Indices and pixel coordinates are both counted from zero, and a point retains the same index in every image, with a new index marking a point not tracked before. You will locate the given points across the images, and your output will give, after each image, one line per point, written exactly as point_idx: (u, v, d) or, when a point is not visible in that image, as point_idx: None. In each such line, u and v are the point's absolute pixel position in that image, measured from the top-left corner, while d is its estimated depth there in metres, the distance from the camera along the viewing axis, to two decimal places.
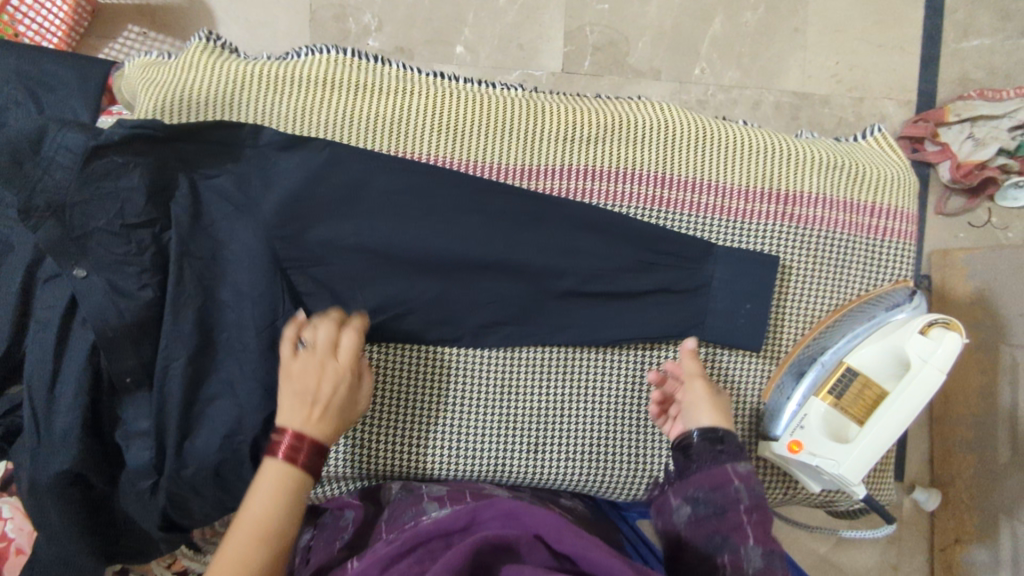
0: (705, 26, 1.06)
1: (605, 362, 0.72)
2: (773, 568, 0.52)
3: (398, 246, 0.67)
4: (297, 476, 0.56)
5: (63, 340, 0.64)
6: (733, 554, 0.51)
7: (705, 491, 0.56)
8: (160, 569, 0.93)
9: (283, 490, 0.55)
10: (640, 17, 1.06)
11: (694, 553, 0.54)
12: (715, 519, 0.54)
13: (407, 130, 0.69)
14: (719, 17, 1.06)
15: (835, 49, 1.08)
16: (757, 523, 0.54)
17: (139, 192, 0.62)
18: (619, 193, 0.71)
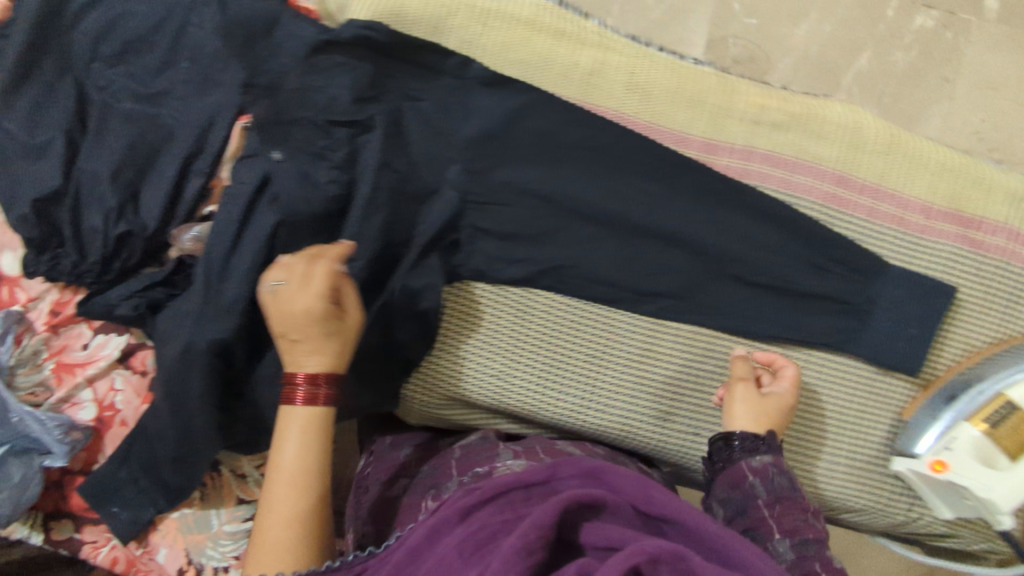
0: (851, 59, 1.05)
1: (752, 350, 0.71)
2: (810, 558, 0.54)
3: (572, 199, 0.68)
4: (316, 413, 0.60)
5: (247, 217, 0.66)
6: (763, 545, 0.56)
7: (728, 490, 0.60)
8: (250, 466, 0.88)
9: (307, 431, 0.60)
10: (786, 40, 1.06)
11: None
12: (739, 518, 0.58)
13: (602, 83, 0.70)
14: (867, 52, 1.05)
15: (981, 105, 1.04)
16: (782, 513, 0.56)
17: (348, 93, 0.65)
18: (796, 184, 0.70)
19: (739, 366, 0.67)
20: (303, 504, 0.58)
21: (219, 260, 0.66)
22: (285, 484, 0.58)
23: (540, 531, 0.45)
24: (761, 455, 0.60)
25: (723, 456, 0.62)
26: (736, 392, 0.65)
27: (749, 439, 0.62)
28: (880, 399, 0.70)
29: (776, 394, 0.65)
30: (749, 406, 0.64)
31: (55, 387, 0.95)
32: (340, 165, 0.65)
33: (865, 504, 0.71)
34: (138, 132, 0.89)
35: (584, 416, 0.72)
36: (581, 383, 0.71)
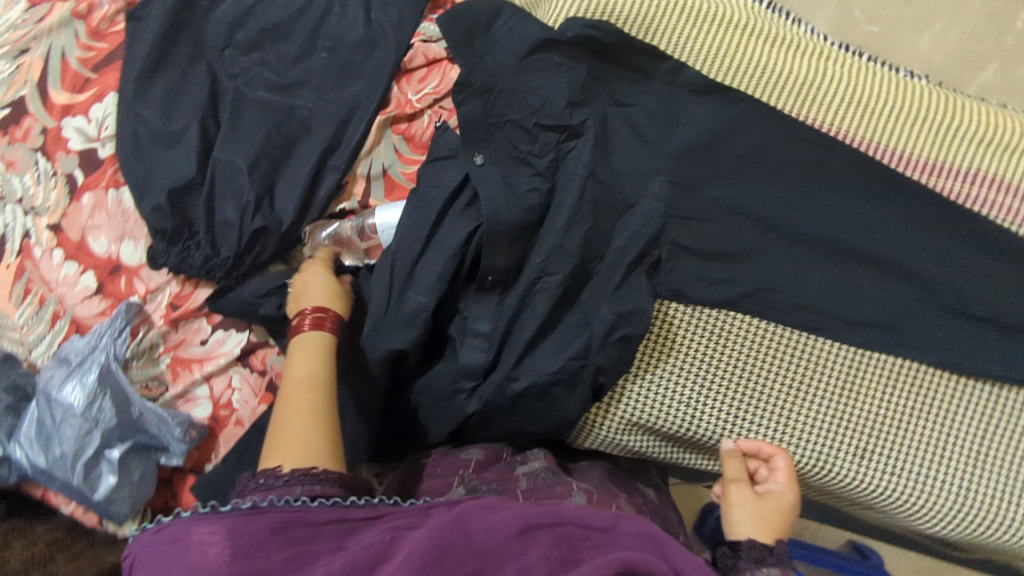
0: (974, 71, 0.97)
1: (961, 388, 0.66)
2: None
3: (783, 218, 0.64)
4: (324, 339, 0.68)
5: (440, 221, 0.62)
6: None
7: None
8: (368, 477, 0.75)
9: (319, 352, 0.67)
10: (909, 50, 0.98)
11: None
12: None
13: (819, 94, 0.66)
14: (993, 65, 0.97)
15: None
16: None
17: (563, 94, 0.61)
18: (1021, 212, 0.65)
19: (728, 460, 0.62)
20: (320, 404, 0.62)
21: (405, 264, 0.62)
22: (292, 388, 0.63)
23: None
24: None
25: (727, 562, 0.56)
26: (727, 489, 0.60)
27: (764, 553, 0.55)
28: None
29: (775, 487, 0.60)
30: (739, 510, 0.58)
31: (170, 383, 0.85)
32: (543, 172, 0.61)
33: None
34: (275, 123, 0.85)
35: (779, 452, 0.67)
36: (778, 416, 0.67)
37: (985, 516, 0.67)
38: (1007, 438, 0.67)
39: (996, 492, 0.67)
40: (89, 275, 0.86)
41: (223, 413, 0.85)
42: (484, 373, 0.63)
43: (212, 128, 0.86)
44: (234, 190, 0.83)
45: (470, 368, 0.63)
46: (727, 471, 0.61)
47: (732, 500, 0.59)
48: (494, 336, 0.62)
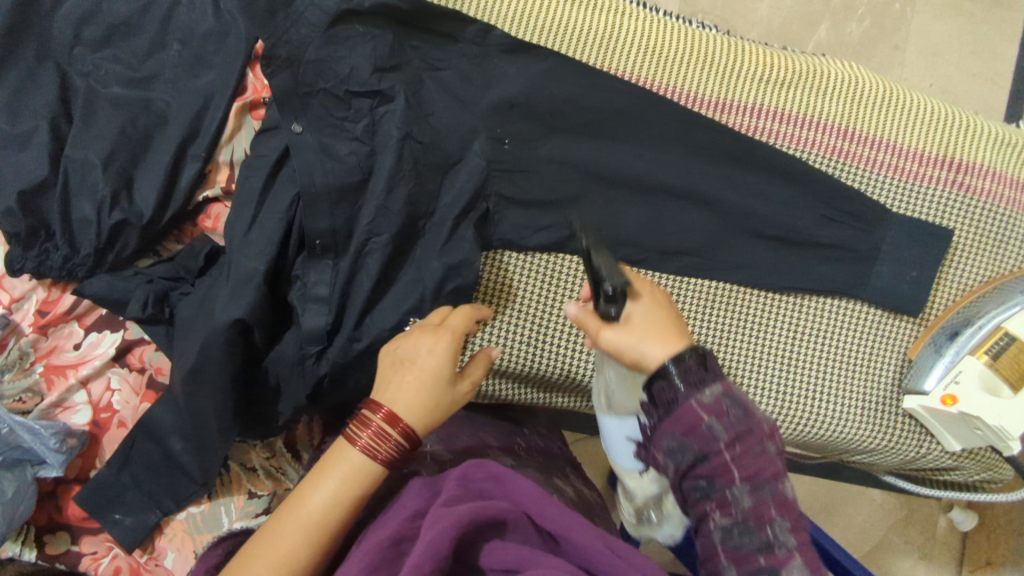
0: (812, 31, 1.13)
1: (767, 304, 0.75)
2: (766, 511, 0.48)
3: (596, 163, 0.71)
4: (374, 468, 0.56)
5: (268, 189, 0.66)
6: (718, 497, 0.50)
7: (678, 437, 0.51)
8: (260, 462, 0.86)
9: (358, 478, 0.55)
10: (751, 13, 1.14)
11: (687, 502, 0.52)
12: (699, 463, 0.51)
13: (619, 49, 0.73)
14: (826, 25, 1.13)
15: (930, 70, 1.14)
16: (744, 453, 0.50)
17: (369, 61, 0.65)
18: (802, 138, 0.74)
19: (467, 316, 0.65)
20: (345, 497, 0.54)
21: (240, 234, 0.66)
22: (337, 494, 0.54)
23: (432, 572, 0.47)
24: (713, 387, 0.52)
25: (665, 396, 0.53)
26: (442, 336, 0.62)
27: (693, 368, 0.53)
28: (884, 339, 0.76)
29: (626, 322, 0.56)
30: (632, 344, 0.55)
31: (46, 392, 0.87)
32: (361, 137, 0.66)
33: (877, 441, 0.75)
34: (129, 117, 0.82)
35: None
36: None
37: (799, 415, 0.75)
38: (813, 344, 0.75)
39: (807, 392, 0.75)
40: None
41: (107, 415, 0.87)
42: (327, 336, 0.67)
43: (63, 119, 0.84)
44: (89, 188, 0.81)
45: (313, 332, 0.66)
46: (588, 333, 0.58)
47: (616, 336, 0.56)
48: (332, 298, 0.66)
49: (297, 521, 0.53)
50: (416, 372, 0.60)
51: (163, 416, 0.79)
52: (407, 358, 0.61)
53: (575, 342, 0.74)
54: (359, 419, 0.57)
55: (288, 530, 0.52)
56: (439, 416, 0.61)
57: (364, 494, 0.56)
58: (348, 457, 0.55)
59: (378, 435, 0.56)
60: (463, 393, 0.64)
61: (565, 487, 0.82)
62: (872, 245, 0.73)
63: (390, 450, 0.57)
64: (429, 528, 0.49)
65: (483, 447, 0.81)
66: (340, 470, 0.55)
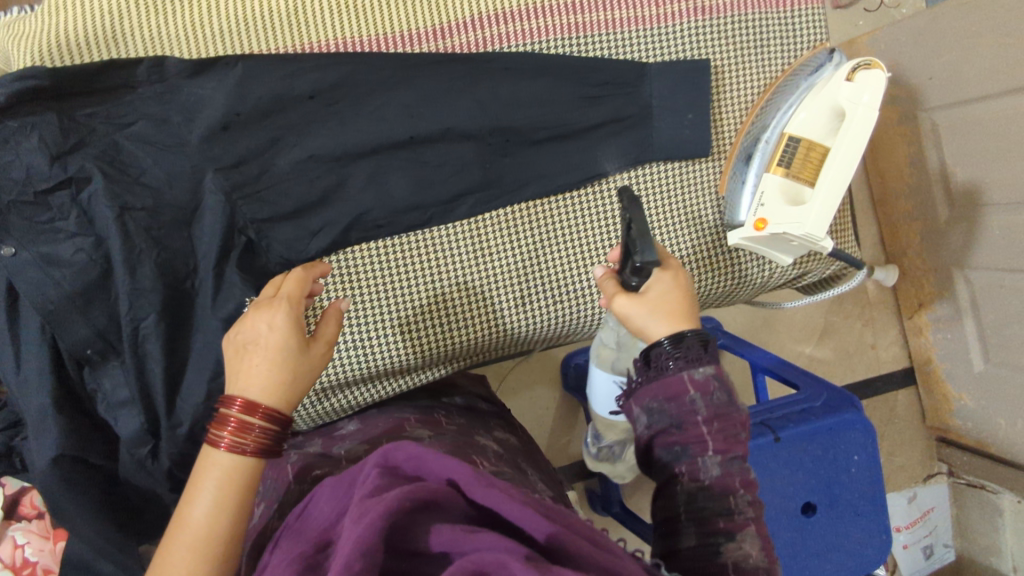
0: None
1: (568, 205, 0.74)
2: (731, 476, 0.50)
3: (340, 146, 0.66)
4: (249, 464, 0.52)
5: (16, 321, 0.62)
6: (689, 462, 0.51)
7: (660, 401, 0.52)
8: None
9: (234, 485, 0.51)
10: None
11: (654, 458, 0.53)
12: (672, 429, 0.52)
13: (310, 19, 0.67)
14: None
15: None
16: (721, 432, 0.51)
17: (40, 153, 0.59)
18: (536, 29, 0.70)
19: (297, 280, 0.61)
20: (229, 516, 0.49)
21: (12, 376, 0.62)
22: (218, 506, 0.49)
23: (366, 559, 0.37)
24: (705, 367, 0.52)
25: (659, 362, 0.54)
26: (278, 307, 0.58)
27: (693, 348, 0.53)
28: (690, 187, 0.75)
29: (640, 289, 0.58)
30: (641, 314, 0.57)
31: None
32: (79, 231, 0.61)
33: (721, 283, 0.77)
34: None
35: (453, 332, 0.74)
36: (428, 309, 0.73)
37: None
38: (627, 225, 0.75)
39: None
40: None
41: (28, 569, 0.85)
42: (150, 432, 0.65)
43: None
44: None
45: (135, 435, 0.65)
46: (604, 297, 0.60)
47: (628, 303, 0.57)
48: (135, 396, 0.64)
49: (185, 542, 0.48)
50: (263, 348, 0.55)
51: None
52: (251, 343, 0.56)
53: (399, 319, 0.72)
54: (216, 419, 0.52)
55: (177, 557, 0.47)
56: (303, 388, 0.57)
57: (244, 499, 0.51)
58: (215, 458, 0.50)
59: (241, 429, 0.51)
60: (322, 357, 0.59)
61: (488, 440, 0.72)
62: (642, 105, 0.71)
63: (259, 440, 0.52)
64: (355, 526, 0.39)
65: (398, 422, 0.72)
66: (212, 478, 0.50)
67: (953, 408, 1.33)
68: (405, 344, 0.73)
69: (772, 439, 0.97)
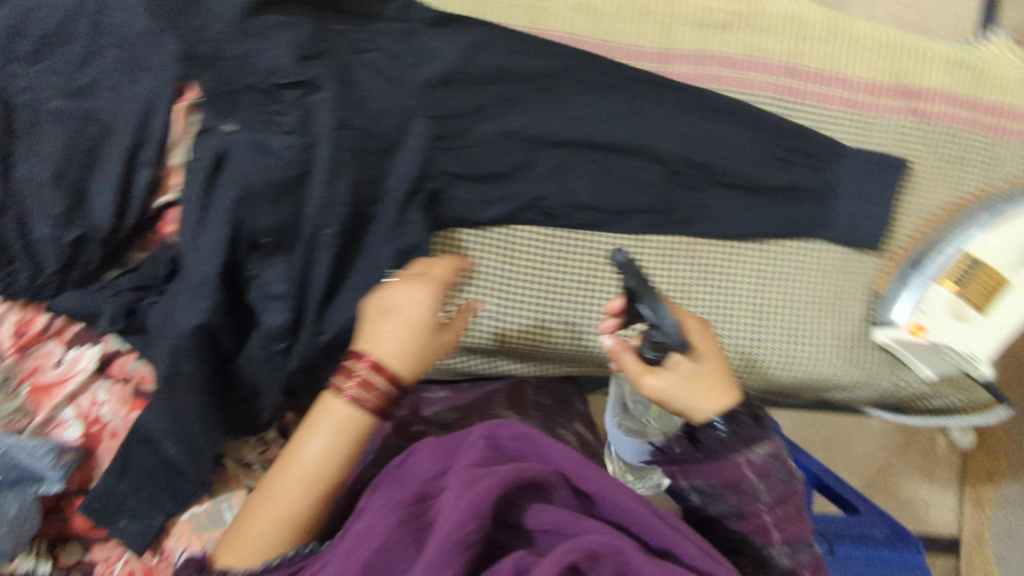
0: None
1: (729, 252, 0.74)
2: (799, 562, 0.56)
3: (544, 130, 0.69)
4: (362, 419, 0.57)
5: (209, 191, 0.64)
6: (753, 550, 0.57)
7: (716, 487, 0.57)
8: (253, 456, 0.87)
9: (345, 435, 0.57)
10: None
11: (715, 532, 0.59)
12: (734, 514, 0.57)
13: (552, 10, 0.71)
14: None
15: None
16: (782, 517, 0.56)
17: (290, 52, 0.63)
18: (751, 82, 0.72)
19: (436, 266, 0.64)
20: (337, 460, 0.57)
21: (189, 242, 0.66)
22: (329, 450, 0.56)
23: (478, 520, 0.44)
24: (762, 446, 0.56)
25: (710, 444, 0.56)
26: (424, 285, 0.61)
27: (747, 424, 0.55)
28: (850, 275, 0.75)
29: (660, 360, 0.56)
30: (675, 393, 0.55)
31: (35, 411, 0.82)
32: (294, 129, 0.64)
33: (849, 376, 0.76)
34: (74, 131, 0.70)
35: (563, 342, 0.77)
36: (540, 313, 0.76)
37: (773, 361, 0.75)
38: (778, 292, 0.75)
39: (778, 339, 0.75)
40: None
41: (95, 427, 0.82)
42: (290, 331, 0.68)
43: None
44: None
45: (275, 329, 0.67)
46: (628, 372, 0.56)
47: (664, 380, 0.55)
48: (291, 293, 0.67)
49: (297, 470, 0.56)
50: (406, 322, 0.59)
51: (145, 421, 0.75)
52: (390, 309, 0.60)
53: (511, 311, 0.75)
54: (345, 368, 0.57)
55: (291, 488, 0.55)
56: (425, 366, 0.61)
57: (354, 447, 0.57)
58: (340, 407, 0.56)
59: (365, 385, 0.57)
60: (448, 343, 0.62)
61: (568, 436, 0.77)
62: (830, 182, 0.72)
63: (378, 398, 0.57)
64: (465, 489, 0.47)
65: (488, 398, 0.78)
66: (328, 425, 0.57)
67: None
68: (530, 334, 0.76)
69: (826, 551, 0.95)
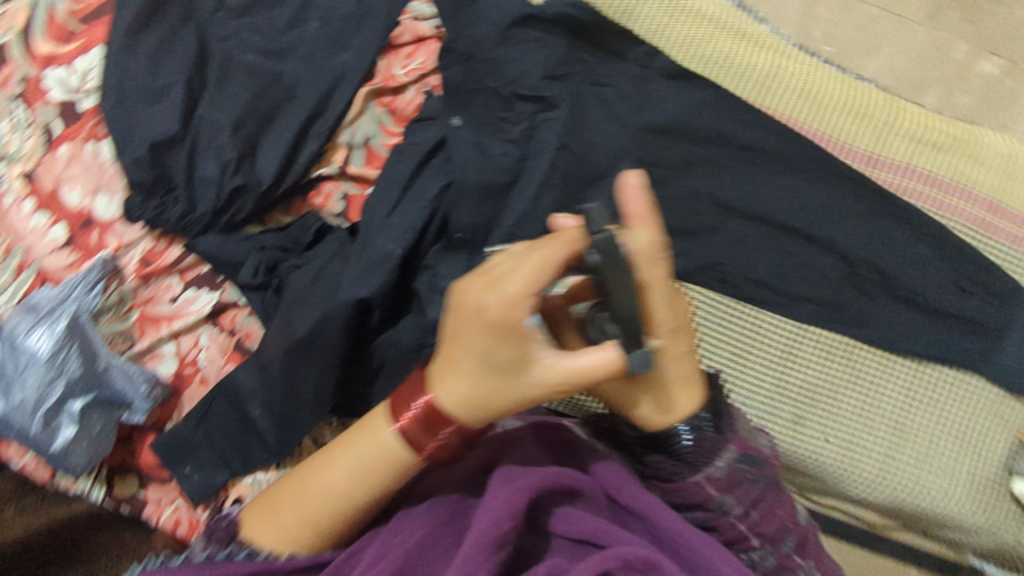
0: None
1: (886, 364, 0.73)
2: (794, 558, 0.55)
3: (741, 202, 0.70)
4: (403, 456, 0.54)
5: (416, 175, 0.67)
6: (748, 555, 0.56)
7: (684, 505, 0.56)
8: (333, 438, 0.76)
9: (377, 463, 0.54)
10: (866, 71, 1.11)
11: None
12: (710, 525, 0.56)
13: (778, 89, 0.72)
14: None
15: None
16: (764, 515, 0.55)
17: (538, 67, 0.66)
18: (950, 207, 0.72)
19: (520, 303, 0.47)
20: (365, 488, 0.54)
21: (381, 216, 0.66)
22: (353, 475, 0.54)
23: (507, 521, 0.47)
24: (726, 454, 0.54)
25: (675, 463, 0.55)
26: (485, 317, 0.48)
27: (707, 435, 0.55)
28: (998, 417, 0.73)
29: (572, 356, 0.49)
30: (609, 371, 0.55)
31: (138, 338, 0.80)
32: (516, 139, 0.67)
33: (977, 520, 0.74)
34: (262, 86, 0.78)
35: None
36: None
37: (906, 484, 0.73)
38: (926, 417, 0.73)
39: (916, 464, 0.73)
40: (60, 226, 0.79)
41: (191, 370, 0.81)
42: None
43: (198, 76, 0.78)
44: (217, 147, 0.77)
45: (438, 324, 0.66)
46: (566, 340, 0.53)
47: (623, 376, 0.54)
48: None
49: (321, 486, 0.55)
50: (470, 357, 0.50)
51: (241, 380, 0.72)
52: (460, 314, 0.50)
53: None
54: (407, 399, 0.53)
55: (309, 497, 0.54)
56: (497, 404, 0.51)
57: (379, 477, 0.54)
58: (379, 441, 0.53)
59: (428, 426, 0.52)
60: (535, 391, 0.50)
61: None
62: (1004, 322, 0.71)
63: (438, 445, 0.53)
64: (495, 488, 0.50)
65: None
66: (363, 449, 0.54)
67: None
68: None
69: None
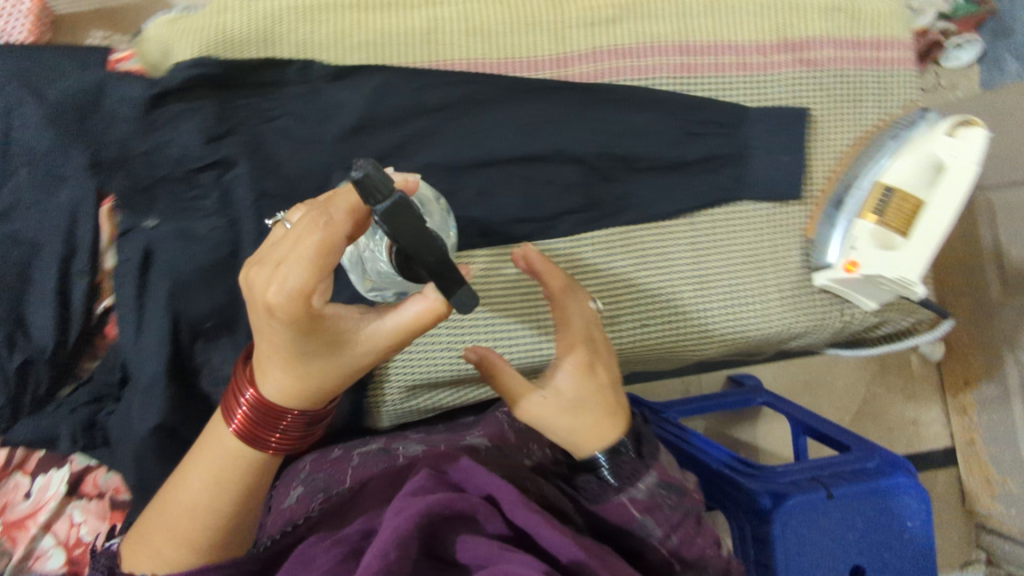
0: None
1: (660, 232, 0.76)
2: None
3: (462, 158, 0.71)
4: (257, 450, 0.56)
5: (143, 290, 0.65)
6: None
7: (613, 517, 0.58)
8: None
9: (231, 464, 0.56)
10: None
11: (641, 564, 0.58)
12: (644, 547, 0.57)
13: (444, 39, 0.72)
14: None
15: None
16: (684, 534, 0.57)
17: (196, 136, 0.64)
18: (647, 67, 0.75)
19: (298, 291, 0.44)
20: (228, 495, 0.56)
21: (132, 341, 0.66)
22: (212, 484, 0.55)
23: (397, 552, 0.42)
24: (647, 479, 0.57)
25: (600, 484, 0.58)
26: (305, 321, 0.46)
27: (630, 459, 0.58)
28: (777, 228, 0.78)
29: (394, 314, 0.50)
30: (550, 412, 0.57)
31: (12, 548, 0.77)
32: (215, 212, 0.66)
33: (802, 324, 0.78)
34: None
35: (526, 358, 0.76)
36: (491, 331, 0.75)
37: (726, 324, 0.77)
38: (715, 259, 0.77)
39: (726, 304, 0.77)
40: None
41: (81, 548, 0.78)
42: None
43: None
44: None
45: None
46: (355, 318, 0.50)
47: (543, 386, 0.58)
48: None
49: (178, 501, 0.56)
50: (281, 352, 0.50)
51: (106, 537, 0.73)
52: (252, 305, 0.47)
53: (463, 331, 0.74)
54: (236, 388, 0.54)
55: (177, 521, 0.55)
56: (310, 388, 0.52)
57: (241, 486, 0.56)
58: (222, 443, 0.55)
59: (263, 420, 0.54)
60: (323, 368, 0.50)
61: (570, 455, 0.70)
62: (740, 146, 0.75)
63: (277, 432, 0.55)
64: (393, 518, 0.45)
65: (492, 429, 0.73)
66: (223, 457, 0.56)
67: (995, 494, 1.28)
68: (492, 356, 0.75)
69: (824, 495, 0.90)
